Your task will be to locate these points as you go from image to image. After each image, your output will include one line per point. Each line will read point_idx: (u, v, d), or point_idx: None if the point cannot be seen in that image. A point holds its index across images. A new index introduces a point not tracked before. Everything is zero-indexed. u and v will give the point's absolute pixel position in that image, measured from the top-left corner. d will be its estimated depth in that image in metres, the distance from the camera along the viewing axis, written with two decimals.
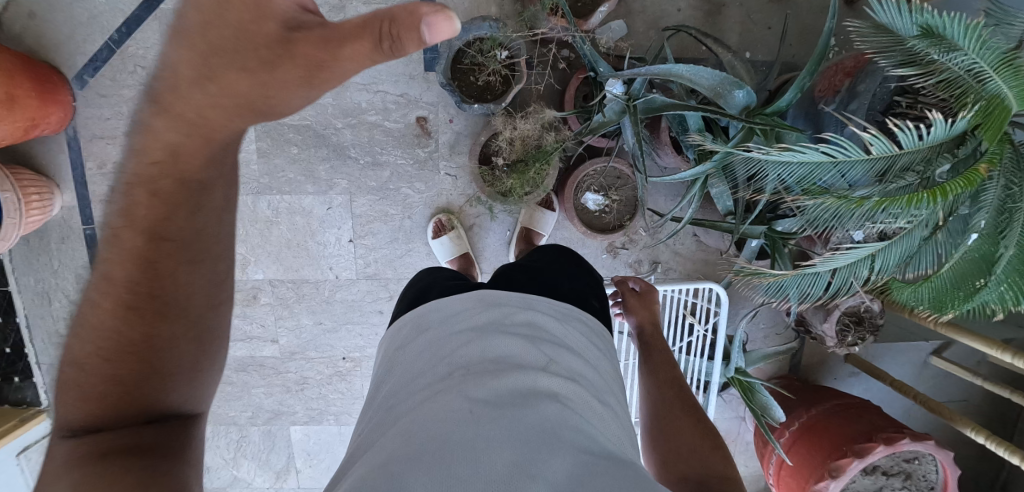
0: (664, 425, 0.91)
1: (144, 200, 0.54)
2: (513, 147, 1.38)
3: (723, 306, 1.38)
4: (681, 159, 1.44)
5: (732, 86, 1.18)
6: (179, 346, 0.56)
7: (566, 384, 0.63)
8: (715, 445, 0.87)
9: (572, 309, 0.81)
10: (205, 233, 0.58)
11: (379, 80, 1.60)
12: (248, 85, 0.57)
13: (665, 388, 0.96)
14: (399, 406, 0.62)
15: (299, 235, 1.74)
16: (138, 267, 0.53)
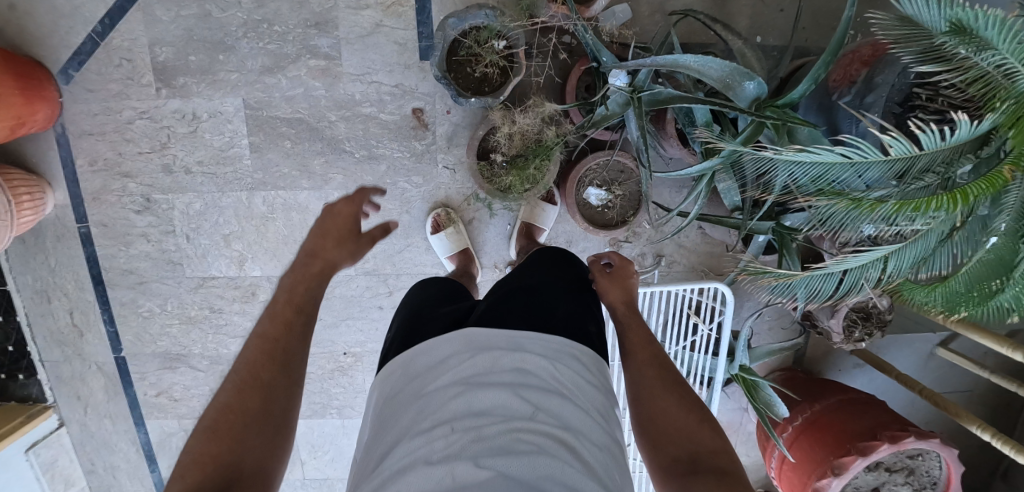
0: (648, 401, 0.80)
1: (287, 304, 0.84)
2: (513, 142, 1.33)
3: (729, 305, 1.34)
4: (688, 152, 1.39)
5: (742, 77, 1.12)
6: (282, 401, 0.73)
7: (554, 435, 0.60)
8: (706, 419, 0.77)
9: (567, 344, 0.77)
10: (309, 330, 0.82)
11: (373, 71, 1.54)
12: (327, 259, 0.91)
13: (647, 364, 0.86)
14: (383, 466, 0.60)
15: (296, 231, 1.71)
16: (278, 338, 0.78)
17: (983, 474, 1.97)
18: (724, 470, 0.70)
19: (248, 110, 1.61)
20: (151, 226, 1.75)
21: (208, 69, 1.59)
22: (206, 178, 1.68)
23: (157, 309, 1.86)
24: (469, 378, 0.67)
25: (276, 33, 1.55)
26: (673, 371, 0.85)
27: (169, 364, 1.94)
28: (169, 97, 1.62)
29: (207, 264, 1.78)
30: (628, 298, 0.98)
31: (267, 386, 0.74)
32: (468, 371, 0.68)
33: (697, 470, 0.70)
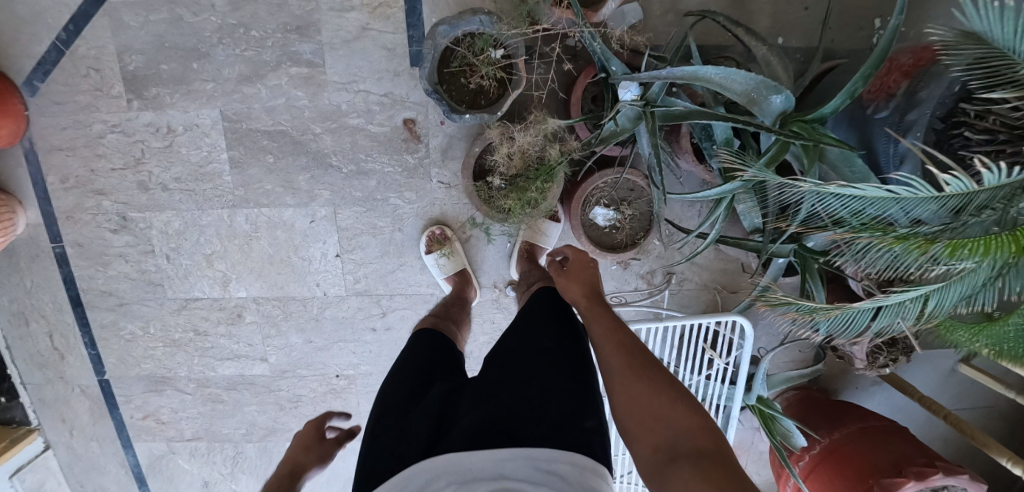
0: (627, 396, 0.84)
1: None
2: (511, 162, 1.21)
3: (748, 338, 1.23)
4: (703, 168, 1.28)
5: (769, 91, 1.01)
6: None
7: None
8: (680, 396, 0.82)
9: (556, 453, 0.73)
10: None
11: (359, 79, 1.42)
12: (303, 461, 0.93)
13: (617, 357, 0.89)
14: None
15: (282, 250, 1.60)
16: None
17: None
18: (702, 450, 0.75)
19: (226, 122, 1.49)
20: (128, 246, 1.65)
21: (182, 78, 1.47)
22: (184, 195, 1.56)
23: (139, 332, 1.76)
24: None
25: (254, 39, 1.42)
26: (643, 356, 0.88)
27: (155, 387, 1.85)
28: (141, 109, 1.51)
29: (190, 285, 1.67)
30: (590, 289, 1.01)
31: None
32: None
33: (678, 455, 0.76)
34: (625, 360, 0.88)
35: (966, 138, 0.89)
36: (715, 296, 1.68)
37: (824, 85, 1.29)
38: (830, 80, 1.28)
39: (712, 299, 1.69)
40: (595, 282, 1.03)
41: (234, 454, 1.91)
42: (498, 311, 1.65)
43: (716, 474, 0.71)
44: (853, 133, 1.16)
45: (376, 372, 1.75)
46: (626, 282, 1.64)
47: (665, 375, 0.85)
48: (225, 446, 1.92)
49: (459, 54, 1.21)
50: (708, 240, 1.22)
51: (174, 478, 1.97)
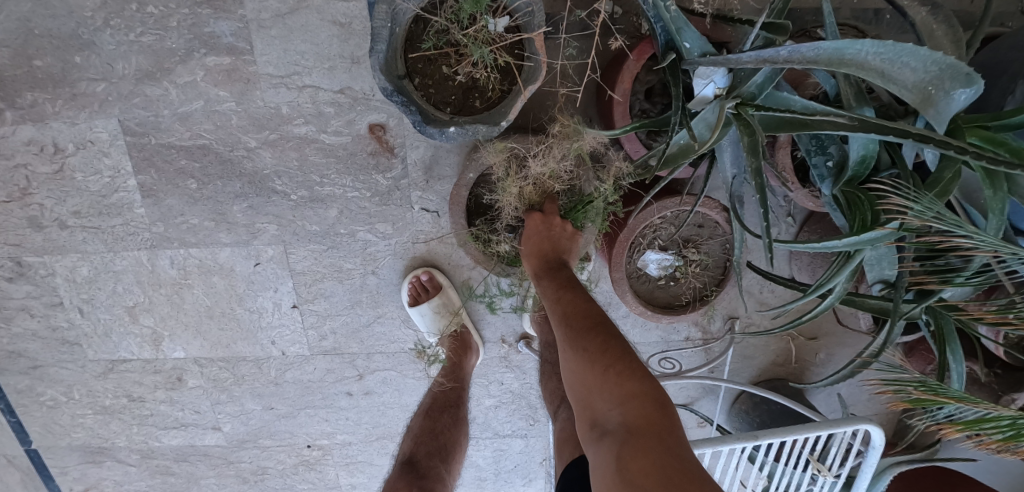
0: (567, 368, 0.67)
1: None
2: (524, 197, 0.85)
3: (874, 451, 0.87)
4: (806, 192, 0.92)
5: (957, 84, 0.52)
6: None
7: None
8: (616, 360, 0.62)
9: None
10: None
11: (302, 71, 1.01)
12: None
13: (557, 322, 0.72)
14: None
15: (222, 301, 1.22)
16: None
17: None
18: (634, 430, 0.56)
19: (129, 136, 1.09)
20: (30, 298, 1.26)
21: (63, 77, 1.05)
22: (89, 233, 1.18)
23: (62, 398, 1.39)
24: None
25: (152, 18, 1.00)
26: (585, 316, 0.69)
27: (93, 458, 1.49)
28: (16, 122, 1.08)
29: (114, 345, 1.31)
30: (545, 261, 0.80)
31: None
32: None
33: (606, 435, 0.58)
34: (562, 325, 0.70)
35: None
36: (788, 344, 1.30)
37: (981, 71, 0.87)
38: (984, 62, 0.87)
39: (785, 347, 1.31)
40: (556, 244, 0.81)
41: None
42: (508, 370, 1.27)
43: (640, 465, 0.52)
44: None
45: (357, 441, 1.38)
46: (675, 330, 1.22)
47: (604, 337, 0.66)
48: None
49: (436, 27, 0.80)
50: (827, 302, 0.81)
51: None
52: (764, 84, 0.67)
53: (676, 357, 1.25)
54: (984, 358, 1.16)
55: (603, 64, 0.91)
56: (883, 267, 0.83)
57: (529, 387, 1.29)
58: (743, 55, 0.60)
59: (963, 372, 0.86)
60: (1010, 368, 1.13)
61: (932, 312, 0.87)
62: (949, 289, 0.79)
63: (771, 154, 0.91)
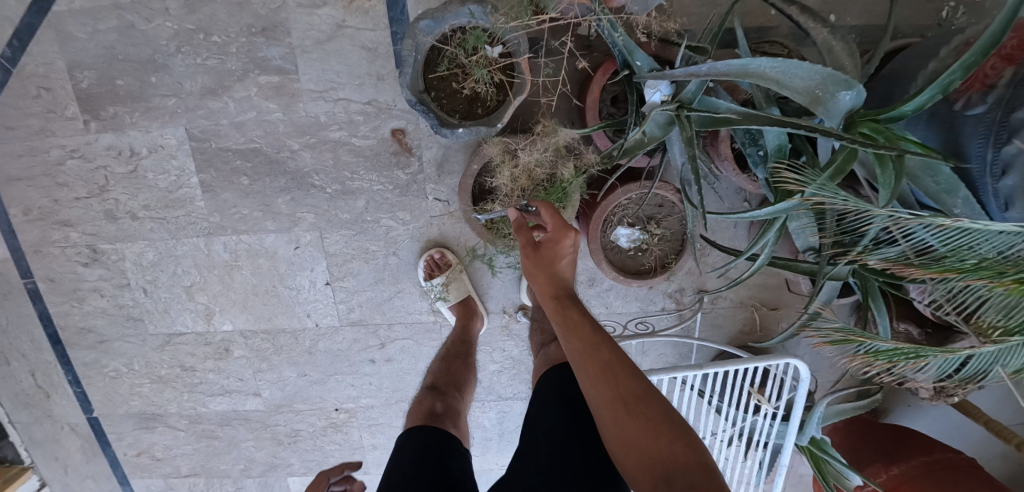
0: (623, 434, 0.75)
1: None
2: (516, 183, 1.05)
3: (804, 383, 1.08)
4: (746, 177, 1.11)
5: (839, 87, 0.78)
6: None
7: None
8: (675, 431, 0.73)
9: None
10: None
11: (337, 86, 1.24)
12: None
13: (605, 388, 0.78)
14: None
15: (266, 280, 1.44)
16: None
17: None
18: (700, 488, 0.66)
19: (193, 141, 1.32)
20: (102, 280, 1.50)
21: (140, 93, 1.29)
22: (155, 223, 1.41)
23: (123, 369, 1.63)
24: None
25: (216, 45, 1.24)
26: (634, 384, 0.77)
27: (146, 424, 1.72)
28: (100, 131, 1.34)
29: (171, 320, 1.53)
30: (572, 317, 0.85)
31: None
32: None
33: None
34: (615, 392, 0.77)
35: None
36: (753, 314, 1.50)
37: (891, 72, 1.07)
38: (894, 68, 1.07)
39: (750, 317, 1.51)
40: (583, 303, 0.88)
41: (234, 489, 1.79)
42: (509, 338, 1.48)
43: None
44: (933, 133, 0.95)
45: (378, 404, 1.59)
46: (653, 301, 1.44)
47: (661, 409, 0.75)
48: (224, 482, 1.80)
49: (448, 54, 1.02)
50: (756, 264, 1.02)
51: None
52: (695, 90, 0.89)
53: (654, 323, 1.46)
54: (918, 319, 1.35)
55: (575, 82, 1.12)
56: (807, 236, 1.03)
57: (527, 353, 1.50)
58: (676, 72, 0.82)
59: (888, 325, 1.09)
60: (940, 327, 1.32)
61: (857, 276, 1.10)
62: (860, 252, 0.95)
63: (715, 146, 1.12)
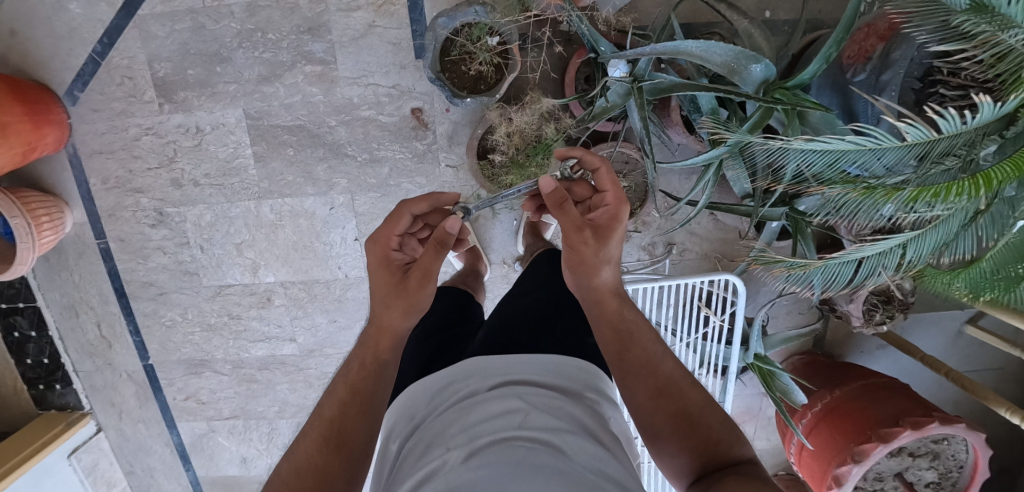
0: (671, 437, 0.78)
1: (357, 366, 0.79)
2: (512, 141, 1.34)
3: (740, 296, 1.37)
4: (694, 139, 1.37)
5: (749, 61, 1.07)
6: (357, 424, 0.74)
7: (546, 437, 0.62)
8: (722, 433, 0.76)
9: (569, 364, 0.83)
10: (380, 399, 0.78)
11: (368, 73, 1.54)
12: (388, 315, 0.82)
13: (652, 395, 0.82)
14: (429, 433, 0.68)
15: (305, 237, 1.73)
16: (368, 371, 0.79)
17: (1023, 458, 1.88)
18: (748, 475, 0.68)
19: (249, 120, 1.61)
20: (166, 239, 1.79)
21: (206, 81, 1.60)
22: (214, 189, 1.70)
23: (178, 318, 1.91)
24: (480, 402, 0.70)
25: (271, 41, 1.54)
26: (678, 390, 0.82)
27: (196, 369, 1.99)
28: (172, 112, 1.64)
29: (223, 273, 1.82)
30: (618, 333, 0.89)
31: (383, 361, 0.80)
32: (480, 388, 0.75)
33: (715, 483, 0.69)
34: (659, 398, 0.81)
35: (942, 95, 0.93)
36: (716, 265, 1.71)
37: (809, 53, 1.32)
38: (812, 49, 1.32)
39: (713, 267, 1.72)
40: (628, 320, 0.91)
41: (269, 430, 2.04)
42: (508, 286, 1.76)
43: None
44: (836, 99, 1.17)
45: None
46: (629, 252, 1.72)
47: (707, 413, 0.79)
48: (260, 423, 2.05)
49: (458, 43, 1.31)
50: (700, 205, 1.29)
51: (216, 455, 2.09)
52: (646, 67, 1.19)
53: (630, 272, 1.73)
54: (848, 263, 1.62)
55: (555, 63, 1.40)
56: (741, 183, 1.27)
57: None
58: (628, 52, 1.11)
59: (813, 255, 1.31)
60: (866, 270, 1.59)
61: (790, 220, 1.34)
62: (780, 187, 1.15)
63: (667, 114, 1.39)
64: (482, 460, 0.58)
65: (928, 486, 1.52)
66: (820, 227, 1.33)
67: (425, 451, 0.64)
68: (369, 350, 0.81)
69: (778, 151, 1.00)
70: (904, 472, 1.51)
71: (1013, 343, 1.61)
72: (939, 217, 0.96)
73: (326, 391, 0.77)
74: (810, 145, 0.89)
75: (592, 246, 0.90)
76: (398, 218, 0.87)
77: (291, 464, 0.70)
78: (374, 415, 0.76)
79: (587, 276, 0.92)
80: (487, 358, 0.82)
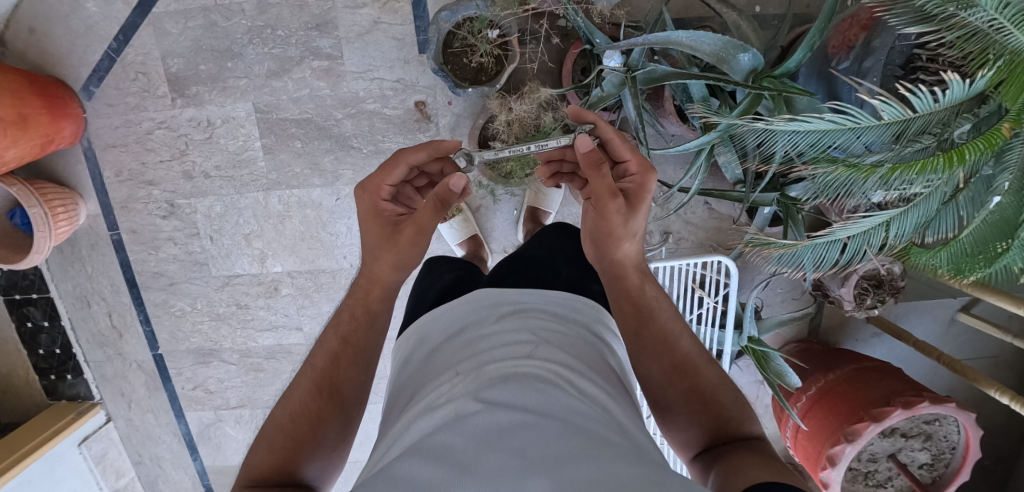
0: (682, 410, 0.83)
1: (348, 316, 0.87)
2: (511, 130, 1.40)
3: (733, 278, 1.42)
4: (687, 127, 1.42)
5: (737, 51, 1.12)
6: (349, 370, 0.82)
7: (550, 366, 0.65)
8: (733, 411, 0.82)
9: (570, 299, 0.90)
10: (370, 345, 0.85)
11: (374, 68, 1.60)
12: (383, 269, 0.88)
13: (666, 370, 0.86)
14: (445, 363, 0.73)
15: (312, 227, 1.78)
16: (362, 318, 0.86)
17: (1018, 445, 1.90)
18: (756, 451, 0.74)
19: (259, 113, 1.68)
20: (177, 230, 1.85)
21: (218, 76, 1.66)
22: (224, 181, 1.76)
23: (187, 308, 1.96)
24: (491, 332, 0.76)
25: (280, 37, 1.60)
26: (693, 369, 0.85)
27: (203, 359, 2.03)
28: (184, 106, 1.70)
29: (231, 263, 1.87)
30: (637, 309, 0.91)
31: (375, 311, 0.87)
32: (488, 317, 0.80)
33: (724, 457, 0.75)
34: (675, 374, 0.85)
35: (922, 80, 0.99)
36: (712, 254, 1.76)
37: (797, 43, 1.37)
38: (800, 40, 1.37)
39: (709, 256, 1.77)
40: (646, 294, 0.93)
41: None
42: None
43: (760, 471, 0.68)
44: (822, 87, 1.20)
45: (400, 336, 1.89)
46: None
47: (719, 391, 0.84)
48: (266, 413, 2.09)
49: (460, 36, 1.38)
50: (693, 191, 1.34)
51: (223, 444, 2.12)
52: (639, 58, 1.24)
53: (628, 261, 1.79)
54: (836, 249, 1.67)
55: (553, 55, 1.47)
56: (733, 169, 1.33)
57: None
58: (622, 43, 1.16)
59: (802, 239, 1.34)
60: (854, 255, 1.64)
61: (781, 206, 1.37)
62: (768, 169, 1.20)
63: (660, 104, 1.45)
64: (489, 385, 0.61)
65: (920, 468, 1.55)
66: (810, 212, 1.37)
67: (437, 377, 0.69)
68: (361, 302, 0.88)
69: (765, 132, 1.05)
70: (897, 454, 1.54)
71: (1009, 332, 1.59)
72: (921, 195, 1.00)
73: (319, 339, 0.85)
74: (790, 125, 0.94)
75: (622, 216, 0.90)
76: (393, 168, 0.91)
77: (288, 405, 0.79)
78: (363, 364, 0.83)
79: (611, 249, 0.93)
80: (501, 291, 0.87)
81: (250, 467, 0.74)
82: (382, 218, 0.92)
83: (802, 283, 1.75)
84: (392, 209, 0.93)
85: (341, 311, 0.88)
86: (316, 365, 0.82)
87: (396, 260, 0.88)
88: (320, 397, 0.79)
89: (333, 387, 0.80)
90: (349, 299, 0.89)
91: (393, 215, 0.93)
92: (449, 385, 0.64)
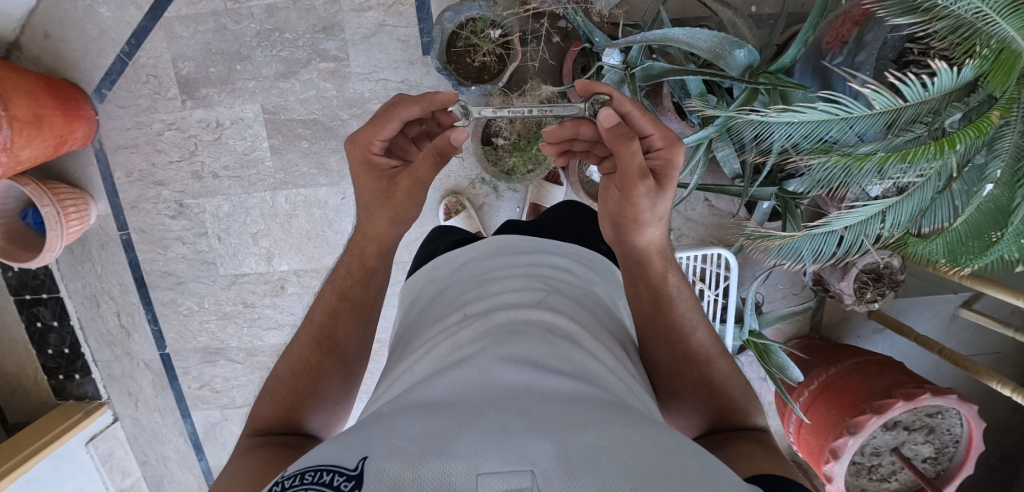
0: (688, 395, 0.86)
1: (345, 273, 0.90)
2: (513, 127, 1.44)
3: (733, 270, 1.43)
4: (685, 124, 1.45)
5: (732, 46, 1.15)
6: (346, 326, 0.87)
7: (557, 317, 0.68)
8: (736, 403, 0.86)
9: (579, 255, 0.94)
10: (367, 301, 0.89)
11: (378, 69, 1.64)
12: (378, 225, 0.89)
13: (677, 356, 0.87)
14: (455, 302, 0.77)
15: (318, 226, 1.82)
16: (359, 274, 0.90)
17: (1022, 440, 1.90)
18: (759, 441, 0.78)
19: (266, 114, 1.72)
20: (185, 229, 1.88)
21: (226, 78, 1.70)
22: (232, 181, 1.80)
23: (195, 307, 1.99)
24: (502, 276, 0.79)
25: (287, 40, 1.64)
26: (704, 359, 0.88)
27: (210, 358, 2.05)
28: (193, 108, 1.74)
29: (238, 262, 1.90)
30: (653, 294, 0.91)
31: (373, 266, 0.90)
32: (499, 266, 0.83)
33: (727, 444, 0.79)
34: (685, 361, 0.87)
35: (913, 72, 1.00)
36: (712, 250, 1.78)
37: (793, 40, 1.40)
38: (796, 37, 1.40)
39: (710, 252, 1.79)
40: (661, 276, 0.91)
41: None
42: None
43: (766, 461, 0.71)
44: (817, 81, 1.22)
45: None
46: None
47: (725, 383, 0.87)
48: None
49: (463, 36, 1.41)
50: (691, 185, 1.36)
51: (228, 443, 2.13)
52: (637, 55, 1.27)
53: None
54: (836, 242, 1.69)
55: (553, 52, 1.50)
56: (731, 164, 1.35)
57: None
58: (621, 41, 1.20)
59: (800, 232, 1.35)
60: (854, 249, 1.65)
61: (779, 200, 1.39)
62: (766, 161, 1.21)
63: (659, 101, 1.48)
64: (502, 329, 0.64)
65: (924, 461, 1.56)
66: (807, 206, 1.38)
67: (449, 316, 0.73)
68: (357, 259, 0.90)
69: (761, 124, 1.07)
70: (900, 447, 1.54)
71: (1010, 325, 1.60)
72: (915, 184, 1.03)
73: (319, 296, 0.90)
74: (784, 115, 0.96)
75: (650, 199, 0.86)
76: (385, 122, 0.84)
77: (291, 359, 0.86)
78: (360, 320, 0.89)
79: (635, 235, 0.89)
80: (509, 239, 0.91)
81: (256, 416, 0.82)
82: (375, 172, 0.89)
83: (802, 278, 1.77)
84: (383, 159, 0.89)
85: (338, 269, 0.91)
86: (315, 322, 0.88)
87: (395, 215, 0.88)
88: (320, 352, 0.85)
89: (331, 343, 0.86)
90: (346, 255, 0.92)
91: (387, 168, 0.90)
92: (460, 326, 0.67)
